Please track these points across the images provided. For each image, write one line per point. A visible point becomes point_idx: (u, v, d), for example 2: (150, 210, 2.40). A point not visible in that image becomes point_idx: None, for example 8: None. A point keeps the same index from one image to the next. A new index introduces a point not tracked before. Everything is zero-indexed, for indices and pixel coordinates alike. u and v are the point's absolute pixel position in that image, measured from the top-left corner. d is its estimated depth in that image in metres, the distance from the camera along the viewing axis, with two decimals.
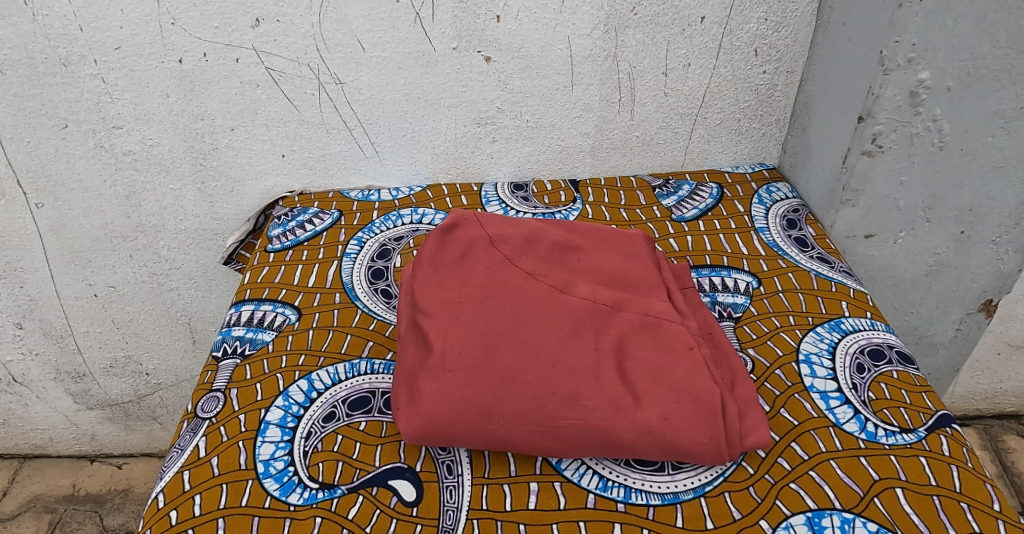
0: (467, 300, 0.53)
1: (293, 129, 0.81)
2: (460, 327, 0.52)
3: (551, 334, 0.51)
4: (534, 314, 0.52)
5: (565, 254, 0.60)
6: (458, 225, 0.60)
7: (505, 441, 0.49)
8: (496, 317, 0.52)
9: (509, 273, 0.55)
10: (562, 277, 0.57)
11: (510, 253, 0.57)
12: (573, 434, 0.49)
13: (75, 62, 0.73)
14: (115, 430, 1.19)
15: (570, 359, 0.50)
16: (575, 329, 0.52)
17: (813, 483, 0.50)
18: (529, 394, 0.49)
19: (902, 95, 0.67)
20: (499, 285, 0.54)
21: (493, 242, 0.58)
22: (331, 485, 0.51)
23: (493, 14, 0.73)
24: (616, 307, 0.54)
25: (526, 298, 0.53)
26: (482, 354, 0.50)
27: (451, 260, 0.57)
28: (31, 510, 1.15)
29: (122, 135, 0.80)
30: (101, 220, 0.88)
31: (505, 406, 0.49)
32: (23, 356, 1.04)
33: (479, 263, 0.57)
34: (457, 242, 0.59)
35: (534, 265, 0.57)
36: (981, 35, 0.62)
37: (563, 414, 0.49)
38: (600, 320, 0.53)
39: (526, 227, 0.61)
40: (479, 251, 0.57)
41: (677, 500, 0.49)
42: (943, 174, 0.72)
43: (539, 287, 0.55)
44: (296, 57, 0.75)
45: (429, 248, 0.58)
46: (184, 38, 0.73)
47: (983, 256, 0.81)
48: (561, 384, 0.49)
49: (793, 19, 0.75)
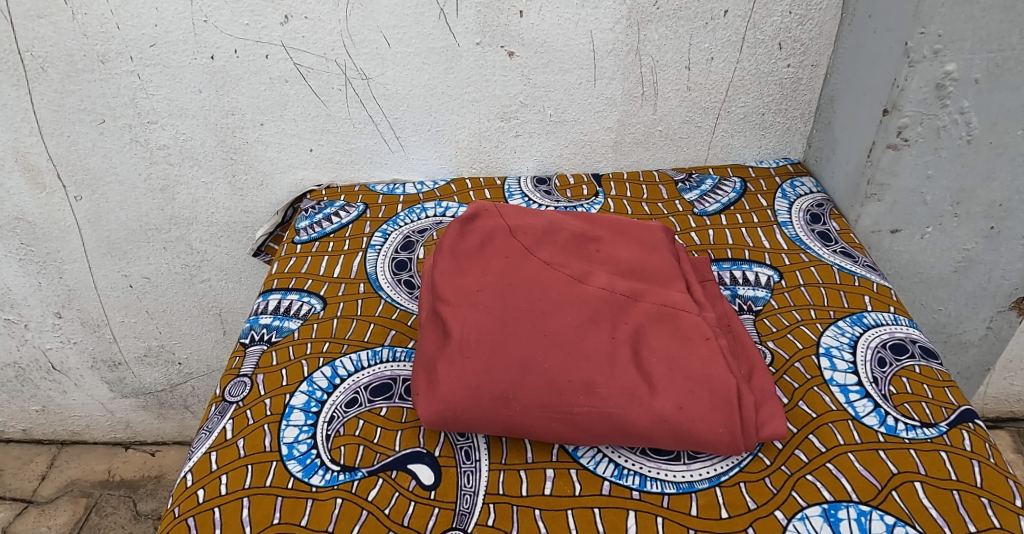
0: (486, 288, 0.54)
1: (320, 124, 0.83)
2: (478, 314, 0.53)
3: (567, 321, 0.52)
4: (551, 302, 0.53)
5: (584, 245, 0.60)
6: (478, 216, 0.61)
7: (521, 427, 0.50)
8: (514, 305, 0.53)
9: (527, 262, 0.56)
10: (580, 267, 0.57)
11: (529, 244, 0.58)
12: (588, 421, 0.49)
13: (113, 59, 0.76)
14: (148, 417, 1.23)
15: (587, 347, 0.51)
16: (592, 317, 0.53)
17: (830, 475, 0.49)
18: (546, 381, 0.50)
19: (928, 87, 0.66)
20: (517, 274, 0.55)
21: (512, 232, 0.59)
22: (352, 468, 0.52)
23: (516, 10, 0.74)
24: (634, 298, 0.55)
25: (543, 287, 0.54)
26: (499, 341, 0.51)
27: (471, 249, 0.58)
28: (68, 494, 1.20)
29: (156, 130, 0.83)
30: (136, 212, 0.91)
31: (521, 393, 0.50)
32: (62, 344, 1.08)
33: (498, 253, 0.57)
34: (477, 232, 0.59)
35: (552, 255, 0.58)
36: (1010, 26, 0.61)
37: (578, 401, 0.49)
38: (616, 308, 0.54)
39: (545, 218, 0.61)
40: (498, 241, 0.58)
41: (692, 489, 0.49)
42: (971, 168, 0.71)
43: (557, 277, 0.55)
44: (323, 53, 0.77)
45: (449, 238, 0.60)
46: (216, 35, 0.75)
47: (1014, 253, 0.79)
48: (576, 372, 0.50)
49: (818, 11, 0.74)
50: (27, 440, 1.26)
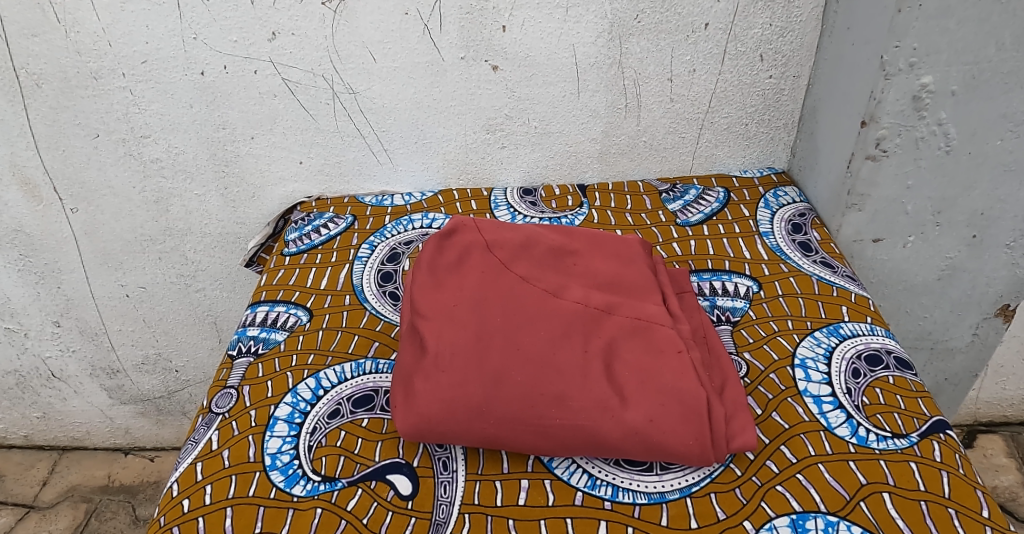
0: (462, 303, 0.56)
1: (309, 137, 0.84)
2: (455, 328, 0.54)
3: (540, 334, 0.53)
4: (525, 316, 0.54)
5: (561, 259, 0.61)
6: (457, 231, 0.62)
7: (496, 439, 0.51)
8: (489, 318, 0.54)
9: (503, 277, 0.58)
10: (556, 281, 0.58)
11: (506, 258, 0.59)
12: (561, 432, 0.50)
13: (105, 75, 0.78)
14: (148, 424, 1.24)
15: (560, 360, 0.52)
16: (566, 329, 0.54)
17: (799, 486, 0.50)
18: (519, 393, 0.51)
19: (905, 99, 0.67)
20: (492, 289, 0.56)
21: (490, 247, 0.60)
22: (332, 478, 0.53)
23: (499, 25, 0.75)
24: (608, 312, 0.56)
25: (518, 302, 0.55)
26: (474, 355, 0.52)
27: (449, 264, 0.60)
28: (69, 499, 1.22)
29: (149, 144, 0.84)
30: (131, 223, 0.93)
31: (496, 405, 0.51)
32: (62, 352, 1.10)
33: (475, 267, 0.59)
34: (454, 248, 0.61)
35: (528, 269, 0.59)
36: (984, 38, 0.61)
37: (551, 414, 0.50)
38: (589, 319, 0.55)
39: (523, 232, 0.63)
40: (475, 257, 0.60)
41: (663, 499, 0.50)
42: (952, 177, 0.71)
43: (532, 291, 0.56)
44: (311, 68, 0.78)
45: (427, 253, 0.61)
46: (205, 52, 0.77)
47: (998, 260, 0.79)
48: (549, 385, 0.51)
49: (798, 23, 0.75)
50: (28, 446, 1.28)
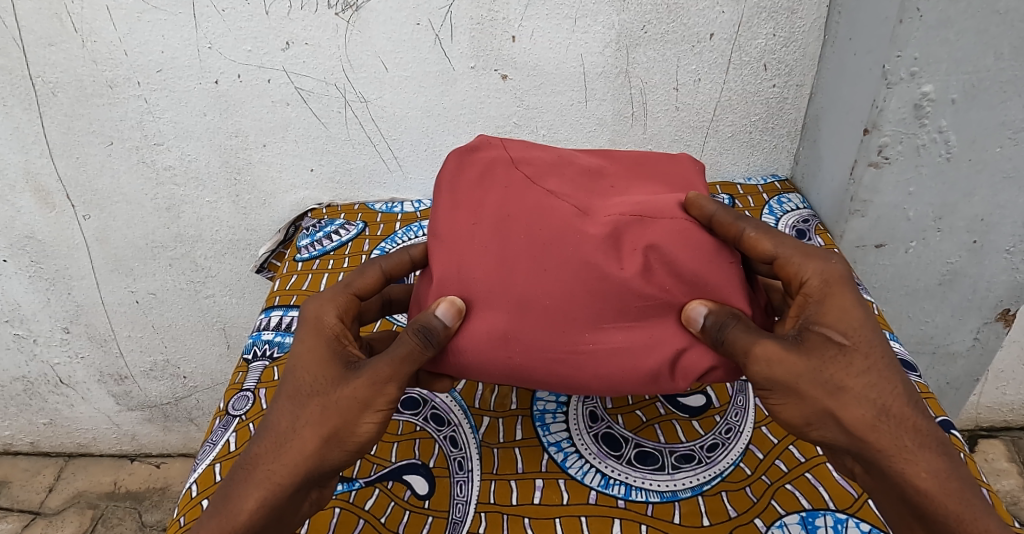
0: (482, 225, 0.51)
1: (321, 145, 0.86)
2: (475, 254, 0.50)
3: (569, 254, 0.49)
4: (552, 237, 0.49)
5: (594, 176, 0.56)
6: (480, 147, 0.56)
7: (523, 370, 0.49)
8: (512, 241, 0.50)
9: (528, 192, 0.52)
10: (587, 198, 0.53)
11: (532, 174, 0.54)
12: (594, 362, 0.48)
13: (121, 84, 0.80)
14: (154, 430, 1.24)
15: (592, 284, 0.48)
16: (598, 248, 0.49)
17: (808, 484, 0.52)
18: (546, 319, 0.48)
19: (906, 107, 0.68)
20: (517, 207, 0.51)
21: (515, 163, 0.55)
22: (350, 479, 0.54)
23: (509, 35, 0.77)
24: (645, 224, 0.50)
25: (545, 221, 0.50)
26: (497, 284, 0.49)
27: (470, 181, 0.54)
28: (76, 506, 1.23)
29: (163, 151, 0.86)
30: (143, 230, 0.93)
31: (522, 333, 0.49)
32: (70, 359, 1.10)
33: (498, 182, 0.53)
34: (476, 164, 0.55)
35: (557, 184, 0.53)
36: (984, 48, 0.63)
37: (583, 344, 0.48)
38: (624, 235, 0.50)
39: (554, 152, 0.58)
40: (499, 172, 0.54)
41: (675, 498, 0.52)
42: (952, 184, 0.73)
43: (560, 209, 0.51)
44: (323, 77, 0.80)
45: (448, 170, 0.55)
46: (220, 61, 0.78)
47: (998, 265, 0.81)
48: (579, 310, 0.48)
49: (802, 34, 0.77)
50: (34, 453, 1.27)
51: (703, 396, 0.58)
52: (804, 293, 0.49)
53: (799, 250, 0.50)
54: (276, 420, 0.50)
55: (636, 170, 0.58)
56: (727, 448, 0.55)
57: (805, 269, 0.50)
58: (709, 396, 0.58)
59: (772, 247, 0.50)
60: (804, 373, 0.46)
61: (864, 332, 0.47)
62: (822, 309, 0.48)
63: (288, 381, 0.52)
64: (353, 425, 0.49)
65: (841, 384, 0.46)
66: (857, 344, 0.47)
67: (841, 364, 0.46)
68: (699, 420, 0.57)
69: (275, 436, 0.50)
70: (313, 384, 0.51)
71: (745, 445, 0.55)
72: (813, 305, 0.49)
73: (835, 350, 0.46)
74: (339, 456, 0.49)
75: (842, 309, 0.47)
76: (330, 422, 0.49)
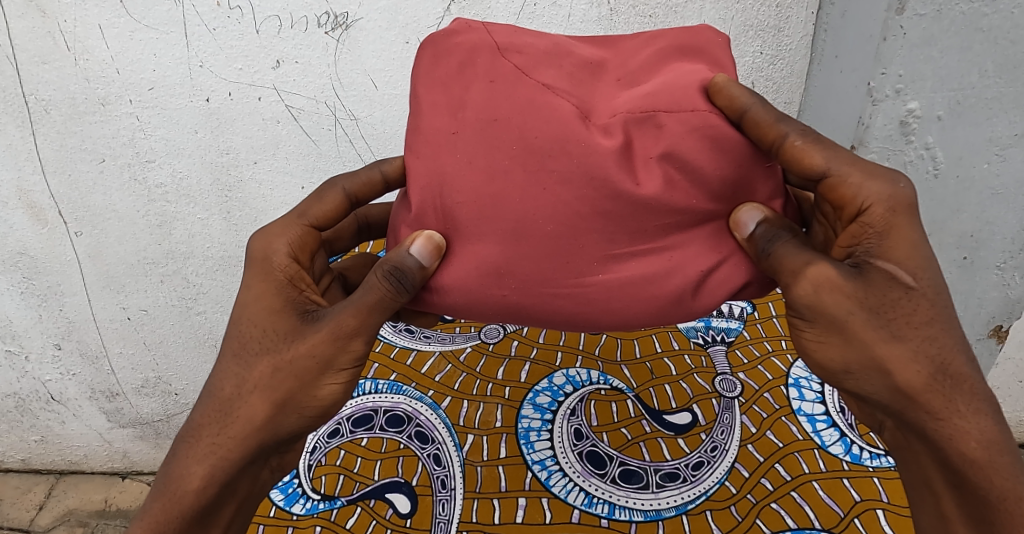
0: (467, 133, 0.46)
1: (311, 162, 0.87)
2: (461, 169, 0.46)
3: (573, 166, 0.44)
4: (548, 146, 0.45)
5: (595, 70, 0.50)
6: (457, 32, 0.49)
7: (520, 307, 0.46)
8: (503, 152, 0.45)
9: (520, 88, 0.47)
10: (585, 98, 0.48)
11: (522, 65, 0.48)
12: (602, 295, 0.45)
13: (112, 102, 0.81)
14: (145, 448, 1.23)
15: (600, 201, 0.45)
16: (611, 159, 0.45)
17: (794, 503, 0.51)
18: (547, 248, 0.45)
19: (892, 124, 0.68)
20: (506, 108, 0.46)
21: (502, 52, 0.48)
22: (332, 497, 0.54)
23: None
24: (656, 124, 0.45)
25: (541, 124, 0.45)
26: (488, 204, 0.45)
27: (450, 74, 0.48)
28: (65, 524, 1.21)
29: (154, 168, 0.86)
30: (135, 247, 0.93)
31: (517, 265, 0.45)
32: (61, 375, 1.09)
33: (484, 77, 0.47)
34: (455, 53, 0.49)
35: (553, 79, 0.48)
36: (968, 65, 0.63)
37: (589, 273, 0.45)
38: (636, 143, 0.46)
39: (549, 40, 0.51)
40: (483, 61, 0.48)
41: (659, 517, 0.51)
42: (940, 200, 0.73)
43: (558, 109, 0.46)
44: (314, 95, 0.82)
45: (424, 65, 0.49)
46: (211, 79, 0.80)
47: (989, 282, 0.81)
48: (586, 234, 0.45)
49: (787, 52, 0.80)
50: (25, 470, 1.26)
51: (689, 413, 0.58)
52: (864, 221, 0.45)
53: (858, 167, 0.46)
54: (219, 385, 0.49)
55: (641, 53, 0.51)
56: (712, 466, 0.54)
57: (867, 193, 0.45)
58: (694, 413, 0.58)
59: (823, 161, 0.46)
60: (857, 309, 0.43)
61: (931, 274, 0.44)
62: (887, 240, 0.44)
63: (234, 335, 0.50)
64: (318, 384, 0.49)
65: (899, 330, 0.43)
66: (925, 287, 0.43)
67: (904, 309, 0.43)
68: (684, 438, 0.56)
69: (220, 403, 0.49)
70: (262, 340, 0.49)
71: (730, 464, 0.54)
72: (874, 237, 0.45)
73: (901, 292, 0.43)
74: (296, 422, 0.49)
75: (908, 242, 0.44)
76: (285, 386, 0.48)
